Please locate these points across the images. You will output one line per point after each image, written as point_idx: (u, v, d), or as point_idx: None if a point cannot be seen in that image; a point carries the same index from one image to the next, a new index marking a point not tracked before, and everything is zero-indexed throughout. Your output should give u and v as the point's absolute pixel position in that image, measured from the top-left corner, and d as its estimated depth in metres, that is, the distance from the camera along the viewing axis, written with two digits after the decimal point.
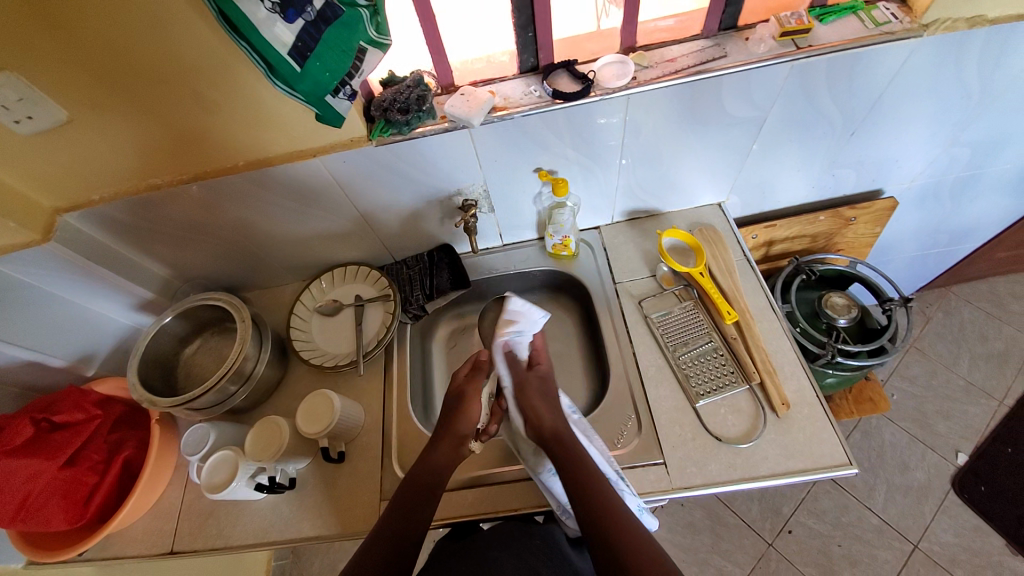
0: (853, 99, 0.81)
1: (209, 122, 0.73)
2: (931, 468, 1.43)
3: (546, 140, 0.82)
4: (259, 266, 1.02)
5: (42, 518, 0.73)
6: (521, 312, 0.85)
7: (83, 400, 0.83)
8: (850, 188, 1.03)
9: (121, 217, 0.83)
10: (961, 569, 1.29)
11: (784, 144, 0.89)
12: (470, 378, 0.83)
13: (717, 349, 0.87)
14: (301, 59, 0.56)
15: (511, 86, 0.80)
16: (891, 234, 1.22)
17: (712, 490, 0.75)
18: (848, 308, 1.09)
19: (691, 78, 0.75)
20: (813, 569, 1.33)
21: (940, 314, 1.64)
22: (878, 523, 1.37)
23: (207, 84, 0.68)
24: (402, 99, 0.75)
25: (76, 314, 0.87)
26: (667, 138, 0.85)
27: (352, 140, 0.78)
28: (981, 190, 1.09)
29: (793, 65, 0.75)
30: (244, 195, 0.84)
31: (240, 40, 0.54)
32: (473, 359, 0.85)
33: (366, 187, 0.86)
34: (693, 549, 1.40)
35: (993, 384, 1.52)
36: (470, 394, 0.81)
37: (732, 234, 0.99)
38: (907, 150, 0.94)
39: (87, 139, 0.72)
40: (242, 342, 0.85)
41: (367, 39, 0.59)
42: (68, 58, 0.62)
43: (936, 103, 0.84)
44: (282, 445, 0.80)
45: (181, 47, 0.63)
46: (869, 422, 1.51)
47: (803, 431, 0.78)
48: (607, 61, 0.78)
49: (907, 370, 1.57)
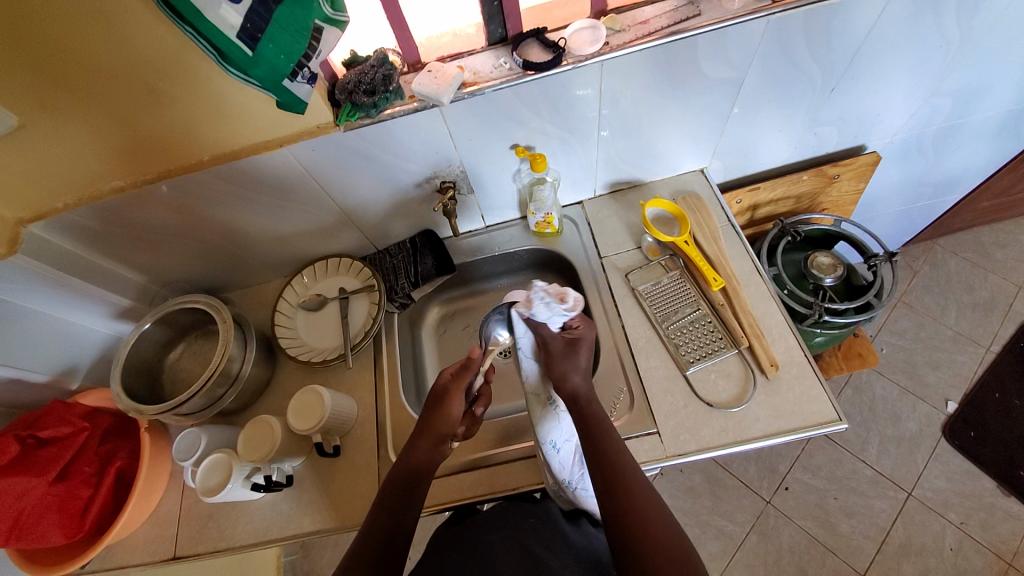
0: (832, 53, 0.79)
1: (168, 117, 0.70)
2: (922, 418, 1.46)
3: (520, 115, 0.80)
4: (238, 265, 0.99)
5: (38, 534, 0.72)
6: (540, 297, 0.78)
7: (67, 413, 0.81)
8: (833, 145, 1.02)
9: (89, 223, 0.80)
10: (954, 513, 1.33)
11: (765, 104, 0.87)
12: (455, 377, 0.77)
13: (706, 316, 0.87)
14: (252, 42, 0.53)
15: (481, 59, 0.77)
16: (874, 190, 1.22)
17: (707, 455, 0.76)
18: (834, 266, 1.09)
19: (666, 40, 0.73)
20: (810, 522, 1.37)
21: (927, 267, 1.66)
22: (872, 474, 1.40)
23: (160, 76, 0.64)
24: (367, 80, 0.73)
25: (53, 327, 0.84)
26: (644, 106, 0.83)
27: (318, 127, 0.75)
28: (964, 138, 1.08)
29: (769, 21, 0.72)
30: (214, 192, 0.81)
31: (185, 27, 0.51)
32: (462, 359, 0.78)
33: (338, 175, 0.84)
34: (694, 512, 1.43)
35: (980, 332, 1.54)
36: (453, 393, 0.76)
37: (716, 199, 0.98)
38: (889, 102, 0.92)
39: (41, 144, 0.68)
40: (226, 343, 0.83)
41: (323, 17, 0.56)
42: (9, 58, 0.58)
43: (917, 52, 0.82)
44: (274, 445, 0.79)
45: (127, 38, 0.59)
46: (860, 378, 1.54)
47: (794, 391, 0.79)
48: (578, 27, 0.75)
49: (896, 325, 1.59)
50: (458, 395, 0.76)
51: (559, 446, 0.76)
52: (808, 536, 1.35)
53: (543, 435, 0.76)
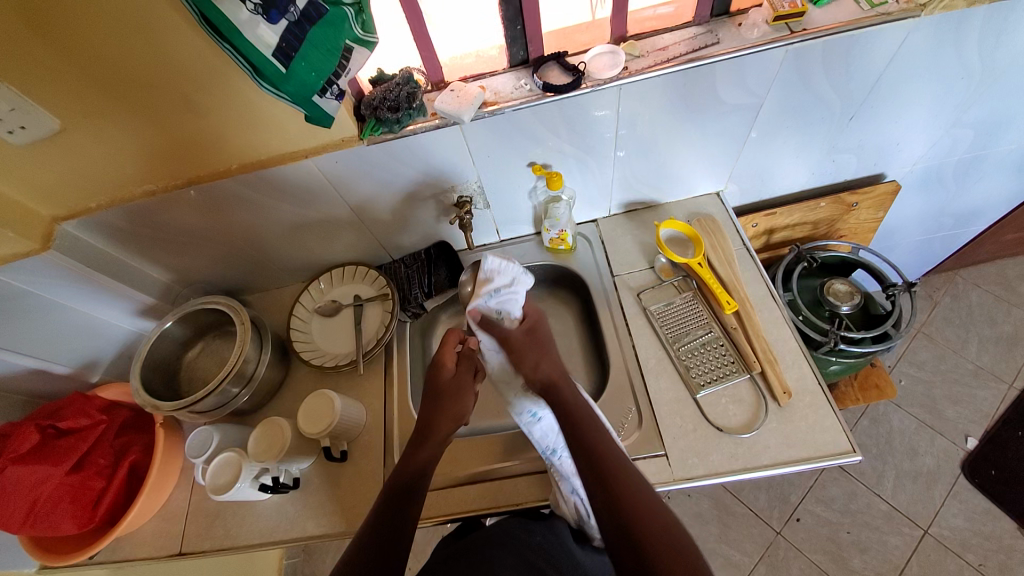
0: (850, 82, 0.80)
1: (201, 126, 0.73)
2: (940, 453, 1.42)
3: (537, 134, 0.82)
4: (257, 268, 1.02)
5: (51, 523, 0.74)
6: (497, 268, 0.79)
7: (87, 406, 0.84)
8: (851, 173, 1.01)
9: (120, 224, 0.83)
10: (972, 554, 1.29)
11: (783, 131, 0.88)
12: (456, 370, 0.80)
13: (718, 339, 0.87)
14: (286, 60, 0.56)
15: (501, 80, 0.79)
16: (893, 219, 1.21)
17: (714, 481, 0.75)
18: (851, 294, 1.08)
19: (684, 66, 0.74)
20: (822, 556, 1.33)
21: (948, 298, 1.62)
22: (886, 510, 1.36)
23: (196, 88, 0.67)
24: (391, 96, 0.75)
25: (79, 321, 0.87)
26: (663, 129, 0.84)
27: (343, 140, 0.78)
28: (986, 170, 1.07)
29: (788, 50, 0.73)
30: (237, 198, 0.84)
31: (223, 44, 0.54)
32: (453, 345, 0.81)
33: (360, 186, 0.86)
34: (701, 539, 1.40)
35: (1001, 367, 1.50)
36: (458, 387, 0.78)
37: (732, 223, 0.98)
38: (909, 133, 0.92)
39: (82, 147, 0.72)
40: (243, 345, 0.85)
41: (353, 37, 0.58)
42: (62, 67, 0.62)
43: (938, 84, 0.82)
44: (284, 446, 0.81)
45: (170, 52, 0.63)
46: (876, 409, 1.50)
47: (806, 420, 0.78)
48: (598, 51, 0.77)
49: (915, 356, 1.55)
50: (465, 382, 0.79)
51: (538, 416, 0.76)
52: (818, 570, 1.32)
53: (518, 407, 0.76)
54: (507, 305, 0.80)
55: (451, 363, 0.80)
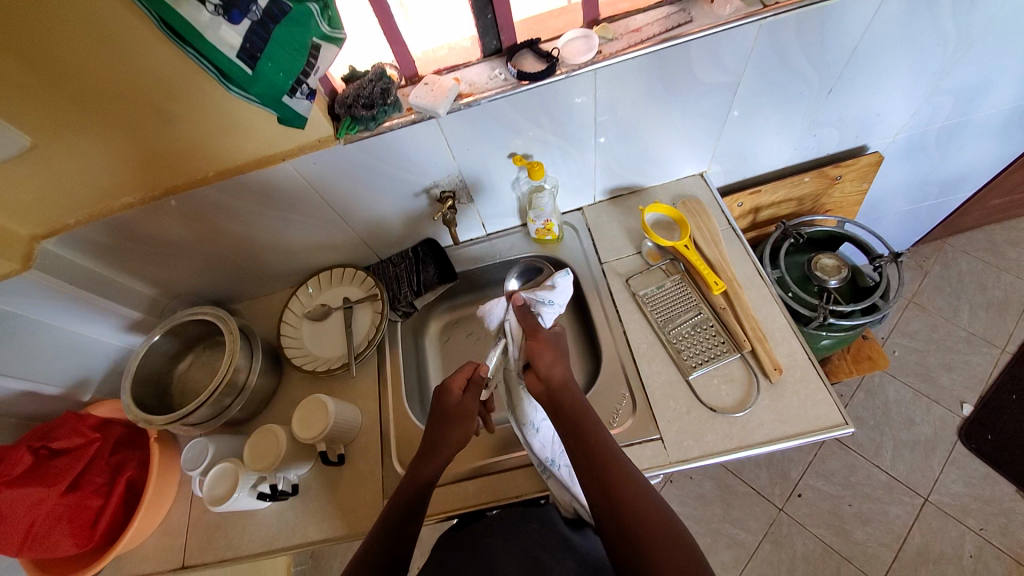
0: (828, 54, 0.79)
1: (174, 135, 0.72)
2: (937, 421, 1.43)
3: (516, 124, 0.81)
4: (244, 277, 1.01)
5: (50, 544, 0.73)
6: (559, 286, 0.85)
7: (80, 425, 0.83)
8: (834, 145, 1.01)
9: (101, 239, 0.82)
10: (973, 518, 1.30)
11: (761, 108, 0.87)
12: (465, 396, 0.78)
13: (707, 320, 0.87)
14: (251, 61, 0.55)
15: (476, 71, 0.78)
16: (879, 190, 1.21)
17: (711, 461, 0.75)
18: (838, 268, 1.08)
19: (659, 47, 0.73)
20: (825, 530, 1.34)
21: (938, 267, 1.63)
22: (886, 480, 1.38)
23: (165, 95, 0.66)
24: (365, 94, 0.75)
25: (67, 341, 0.86)
26: (644, 112, 0.84)
27: (319, 141, 0.77)
28: (968, 136, 1.07)
29: (761, 25, 0.73)
30: (216, 206, 0.83)
31: (186, 47, 0.53)
32: (467, 373, 0.80)
33: (340, 186, 0.85)
34: (705, 520, 1.41)
35: (994, 333, 1.51)
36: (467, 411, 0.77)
37: (716, 203, 0.98)
38: (889, 102, 0.92)
39: (55, 163, 0.70)
40: (232, 354, 0.84)
41: (321, 35, 0.57)
42: (27, 82, 0.61)
43: (914, 52, 0.82)
44: (280, 454, 0.80)
45: (136, 60, 0.62)
46: (872, 381, 1.51)
47: (799, 395, 0.78)
48: (570, 37, 0.76)
49: (908, 326, 1.56)
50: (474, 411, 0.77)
51: (538, 425, 0.78)
52: (822, 544, 1.33)
53: (522, 418, 0.78)
54: (544, 315, 0.83)
55: (459, 388, 0.78)
